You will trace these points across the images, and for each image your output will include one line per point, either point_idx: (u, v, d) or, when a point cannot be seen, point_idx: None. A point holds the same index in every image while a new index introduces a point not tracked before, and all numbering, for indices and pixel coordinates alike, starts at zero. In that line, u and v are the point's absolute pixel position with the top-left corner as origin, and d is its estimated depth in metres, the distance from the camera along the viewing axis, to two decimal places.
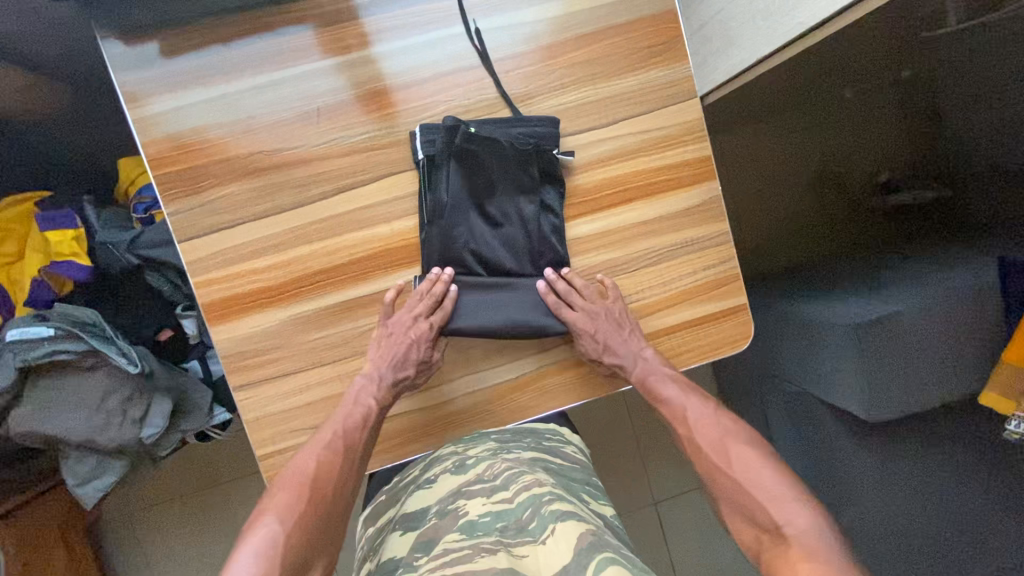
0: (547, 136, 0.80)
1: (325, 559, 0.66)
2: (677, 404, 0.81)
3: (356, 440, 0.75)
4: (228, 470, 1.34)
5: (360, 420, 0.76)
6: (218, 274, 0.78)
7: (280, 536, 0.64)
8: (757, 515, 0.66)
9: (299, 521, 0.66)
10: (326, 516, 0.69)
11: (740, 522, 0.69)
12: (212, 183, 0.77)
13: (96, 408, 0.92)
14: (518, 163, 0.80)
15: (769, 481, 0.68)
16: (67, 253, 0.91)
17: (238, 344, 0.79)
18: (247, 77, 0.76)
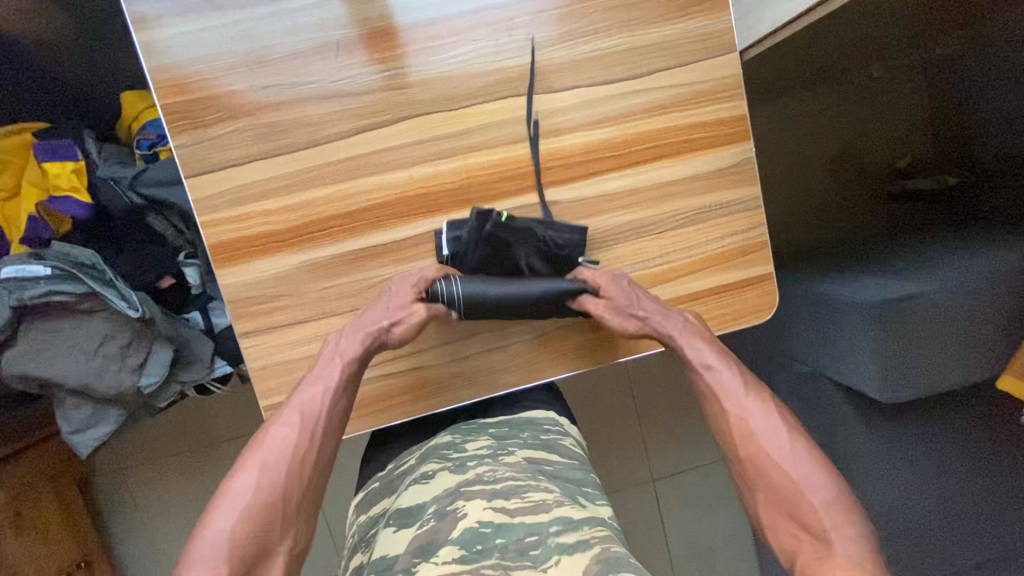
0: (575, 244, 0.79)
1: (286, 546, 0.62)
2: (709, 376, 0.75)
3: (319, 420, 0.69)
4: (223, 430, 1.32)
5: (330, 399, 0.70)
6: (226, 214, 0.74)
7: (226, 537, 0.59)
8: (802, 515, 0.63)
9: (257, 516, 0.61)
10: (282, 506, 0.63)
11: (775, 517, 0.66)
12: (222, 116, 0.72)
13: (93, 353, 0.89)
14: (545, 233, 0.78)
15: (820, 484, 0.64)
16: (65, 188, 0.83)
17: (246, 289, 0.76)
18: (264, 3, 0.71)
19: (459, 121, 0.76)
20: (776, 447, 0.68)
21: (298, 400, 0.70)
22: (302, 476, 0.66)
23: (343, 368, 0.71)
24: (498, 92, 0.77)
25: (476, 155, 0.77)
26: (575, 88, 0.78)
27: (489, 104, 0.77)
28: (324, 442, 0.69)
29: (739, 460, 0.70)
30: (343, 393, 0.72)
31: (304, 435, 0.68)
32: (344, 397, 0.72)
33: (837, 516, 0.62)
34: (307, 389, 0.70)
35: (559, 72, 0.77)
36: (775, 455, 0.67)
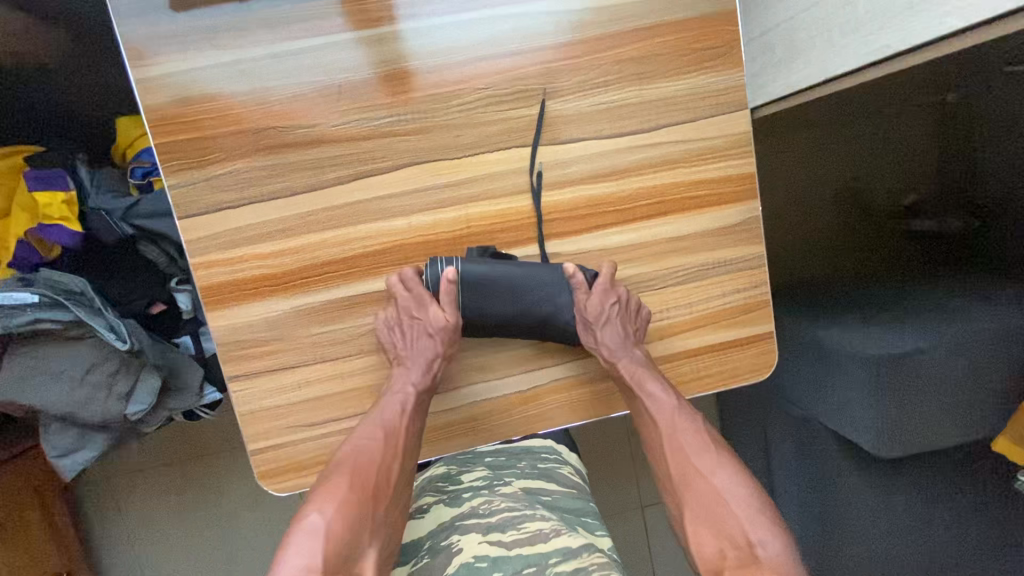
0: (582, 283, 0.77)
1: (374, 548, 0.63)
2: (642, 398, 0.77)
3: (398, 434, 0.71)
4: (211, 445, 1.31)
5: (406, 414, 0.73)
6: (219, 255, 0.72)
7: (324, 531, 0.62)
8: (728, 529, 0.64)
9: (348, 521, 0.63)
10: (371, 510, 0.65)
11: (703, 535, 0.66)
12: (218, 157, 0.70)
13: (79, 381, 0.88)
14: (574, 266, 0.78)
15: (743, 499, 0.66)
16: (55, 217, 0.81)
17: (237, 333, 0.74)
18: (265, 43, 0.69)
19: (462, 169, 0.75)
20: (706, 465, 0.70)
21: (380, 417, 0.72)
22: (383, 485, 0.68)
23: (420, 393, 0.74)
24: (503, 142, 0.75)
25: (478, 204, 0.76)
26: (581, 140, 0.76)
27: (493, 154, 0.75)
28: (404, 454, 0.72)
29: (671, 481, 0.72)
30: (417, 416, 0.73)
31: (387, 446, 0.71)
32: (419, 412, 0.74)
33: (760, 526, 0.64)
34: (384, 405, 0.73)
35: (565, 124, 0.75)
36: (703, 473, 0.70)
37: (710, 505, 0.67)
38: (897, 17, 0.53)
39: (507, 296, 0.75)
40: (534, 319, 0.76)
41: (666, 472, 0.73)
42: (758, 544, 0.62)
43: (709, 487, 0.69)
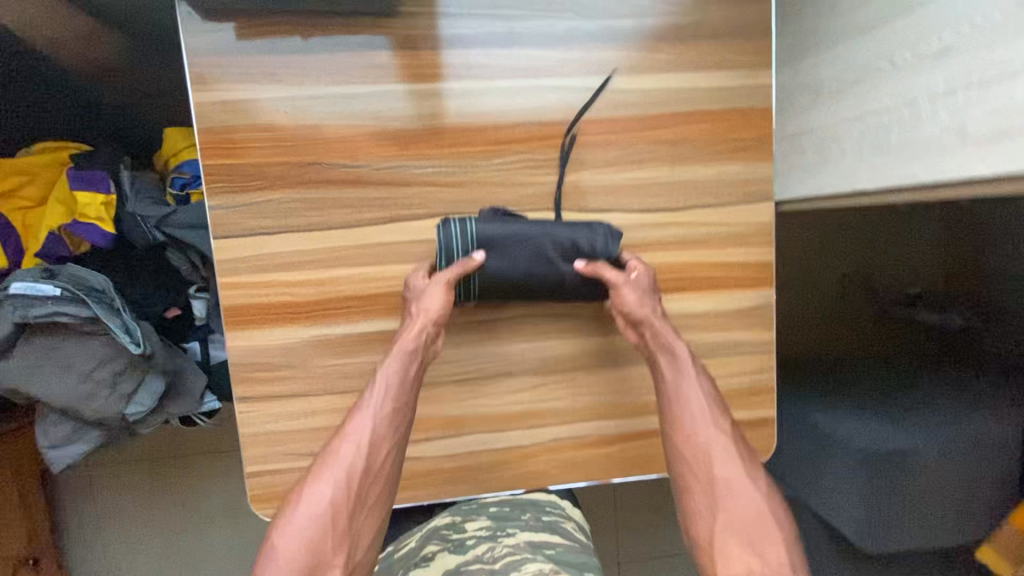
0: (602, 245, 0.75)
1: (342, 559, 0.63)
2: (678, 388, 0.73)
3: (373, 437, 0.68)
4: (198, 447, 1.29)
5: (383, 412, 0.70)
6: (247, 278, 0.74)
7: (302, 536, 0.63)
8: (766, 551, 0.63)
9: (314, 530, 0.63)
10: (343, 515, 0.65)
11: (731, 550, 0.64)
12: (261, 185, 0.73)
13: (85, 376, 0.89)
14: (584, 225, 0.76)
15: (776, 519, 0.66)
16: (91, 216, 0.82)
17: (253, 355, 0.75)
18: (322, 84, 0.72)
19: None
20: (744, 479, 0.68)
21: (353, 421, 0.69)
22: (354, 490, 0.66)
23: (401, 375, 0.71)
24: (535, 203, 0.78)
25: None
26: (611, 210, 0.79)
27: (525, 213, 0.78)
28: (380, 455, 0.69)
29: (707, 482, 0.68)
30: (390, 409, 0.70)
31: (359, 448, 0.68)
32: (401, 410, 0.71)
33: (791, 553, 0.63)
34: (361, 408, 0.70)
35: (598, 193, 0.78)
36: (741, 486, 0.67)
37: (746, 518, 0.65)
38: (923, 150, 0.55)
39: (521, 253, 0.74)
40: (554, 276, 0.75)
41: (697, 472, 0.69)
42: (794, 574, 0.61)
43: (747, 501, 0.67)
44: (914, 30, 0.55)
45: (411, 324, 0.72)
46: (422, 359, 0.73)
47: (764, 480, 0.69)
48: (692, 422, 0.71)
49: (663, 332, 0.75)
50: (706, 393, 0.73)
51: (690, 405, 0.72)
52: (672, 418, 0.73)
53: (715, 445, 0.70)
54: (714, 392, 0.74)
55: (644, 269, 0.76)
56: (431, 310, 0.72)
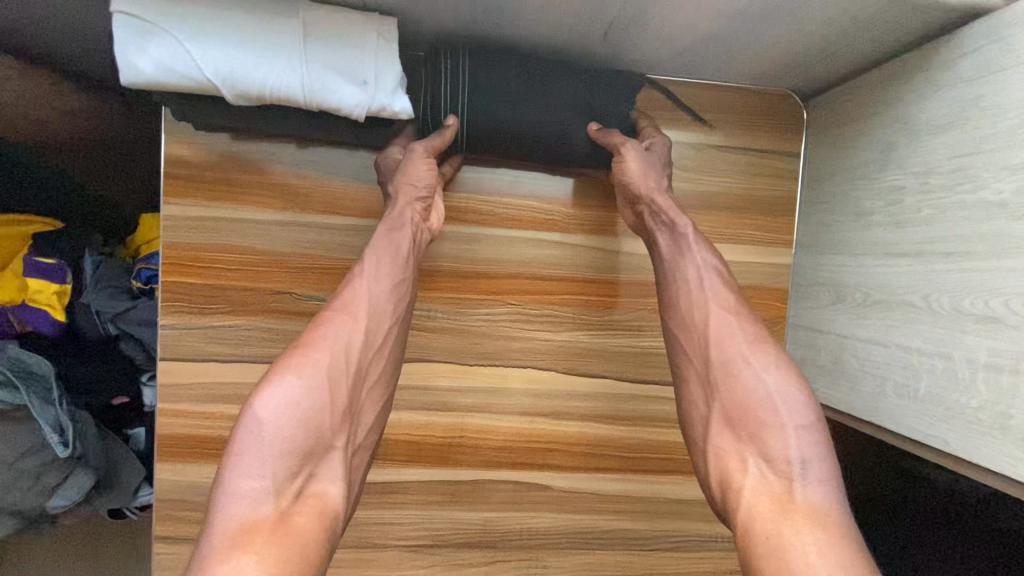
0: (615, 101, 0.66)
1: (343, 446, 0.50)
2: (689, 267, 0.59)
3: (375, 308, 0.55)
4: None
5: (375, 273, 0.56)
6: (191, 406, 0.67)
7: (290, 411, 0.46)
8: (764, 439, 0.49)
9: (309, 410, 0.47)
10: (338, 384, 0.50)
11: (727, 440, 0.51)
12: (225, 307, 0.66)
13: (8, 465, 0.80)
14: (612, 91, 0.65)
15: (796, 406, 0.49)
16: (41, 303, 0.77)
17: (181, 490, 0.67)
18: (308, 209, 0.67)
19: (469, 377, 0.70)
20: (747, 354, 0.53)
21: (348, 291, 0.55)
22: (356, 366, 0.52)
23: (387, 236, 0.58)
24: (521, 359, 0.71)
25: (477, 416, 0.70)
26: (602, 376, 0.72)
27: (506, 368, 0.71)
28: (381, 331, 0.56)
29: (704, 368, 0.55)
30: (393, 280, 0.57)
31: (357, 322, 0.54)
32: (400, 283, 0.58)
33: (801, 442, 0.48)
34: (353, 278, 0.56)
35: (591, 356, 0.72)
36: (743, 371, 0.52)
37: (743, 407, 0.51)
38: (936, 414, 0.50)
39: (522, 97, 0.62)
40: (561, 131, 0.64)
41: (694, 358, 0.56)
42: (801, 475, 0.46)
43: (748, 385, 0.51)
44: (953, 280, 0.49)
45: (401, 195, 0.60)
46: (404, 218, 0.59)
47: (772, 353, 0.52)
48: (701, 305, 0.57)
49: (666, 205, 0.61)
50: (713, 270, 0.58)
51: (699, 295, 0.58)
52: (678, 299, 0.59)
53: (721, 335, 0.55)
54: (722, 266, 0.58)
55: (661, 146, 0.65)
56: (411, 185, 0.60)
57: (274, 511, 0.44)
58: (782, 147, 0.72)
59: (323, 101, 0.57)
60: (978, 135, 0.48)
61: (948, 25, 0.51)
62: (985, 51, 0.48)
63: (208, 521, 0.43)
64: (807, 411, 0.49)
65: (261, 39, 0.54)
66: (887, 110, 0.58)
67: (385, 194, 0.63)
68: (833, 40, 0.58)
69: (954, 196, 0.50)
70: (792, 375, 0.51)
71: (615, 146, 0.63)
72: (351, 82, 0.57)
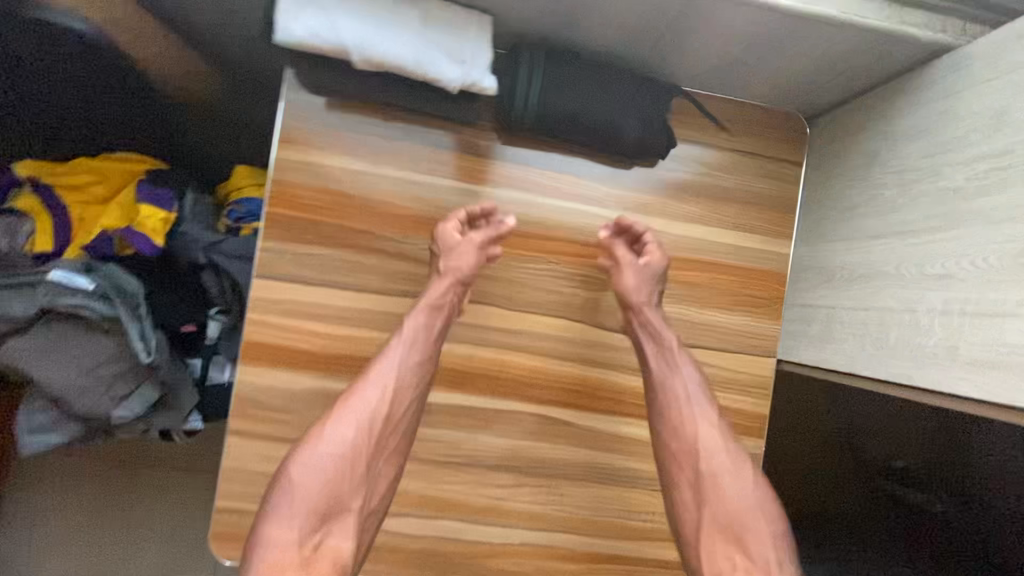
0: (658, 101, 0.79)
1: (359, 502, 0.64)
2: (674, 377, 0.73)
3: (399, 380, 0.69)
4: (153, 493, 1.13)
5: (406, 366, 0.70)
6: (274, 319, 0.78)
7: (325, 465, 0.62)
8: (746, 543, 0.64)
9: (332, 473, 0.62)
10: (363, 456, 0.64)
11: (712, 539, 0.65)
12: (313, 239, 0.78)
13: (86, 371, 0.90)
14: (658, 97, 0.79)
15: (769, 515, 0.65)
16: (146, 228, 0.88)
17: (259, 392, 0.78)
18: (391, 164, 0.80)
19: (511, 320, 0.82)
20: (731, 471, 0.67)
21: (379, 364, 0.69)
22: (375, 434, 0.66)
23: (425, 316, 0.73)
24: (557, 310, 0.83)
25: (515, 355, 0.82)
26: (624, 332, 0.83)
27: (544, 317, 0.82)
28: (405, 401, 0.69)
29: (694, 478, 0.68)
30: (425, 358, 0.71)
31: (384, 389, 0.68)
32: (427, 359, 0.71)
33: (778, 551, 0.63)
34: (387, 350, 0.70)
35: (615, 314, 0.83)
36: (730, 484, 0.67)
37: (731, 517, 0.65)
38: (903, 355, 0.62)
39: (584, 89, 0.76)
40: (612, 120, 0.78)
41: (684, 465, 0.69)
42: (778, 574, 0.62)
43: (733, 495, 0.66)
44: (921, 251, 0.62)
45: (444, 277, 0.75)
46: (446, 310, 0.74)
47: (751, 476, 0.67)
48: (688, 415, 0.71)
49: (660, 325, 0.76)
50: (697, 389, 0.72)
51: (689, 410, 0.71)
52: (666, 402, 0.72)
53: (709, 450, 0.69)
54: (706, 386, 0.73)
55: (654, 248, 0.79)
56: (459, 268, 0.75)
57: (298, 557, 0.59)
58: (789, 155, 0.86)
59: (428, 72, 0.71)
60: (943, 138, 0.62)
61: (925, 58, 0.66)
62: (952, 77, 0.62)
63: (250, 557, 0.59)
64: (778, 523, 0.65)
65: (391, 19, 0.68)
66: (876, 123, 0.73)
67: (433, 262, 0.78)
68: (834, 66, 0.72)
69: (923, 186, 0.64)
70: (764, 491, 0.67)
71: (615, 256, 0.80)
72: (453, 59, 0.71)
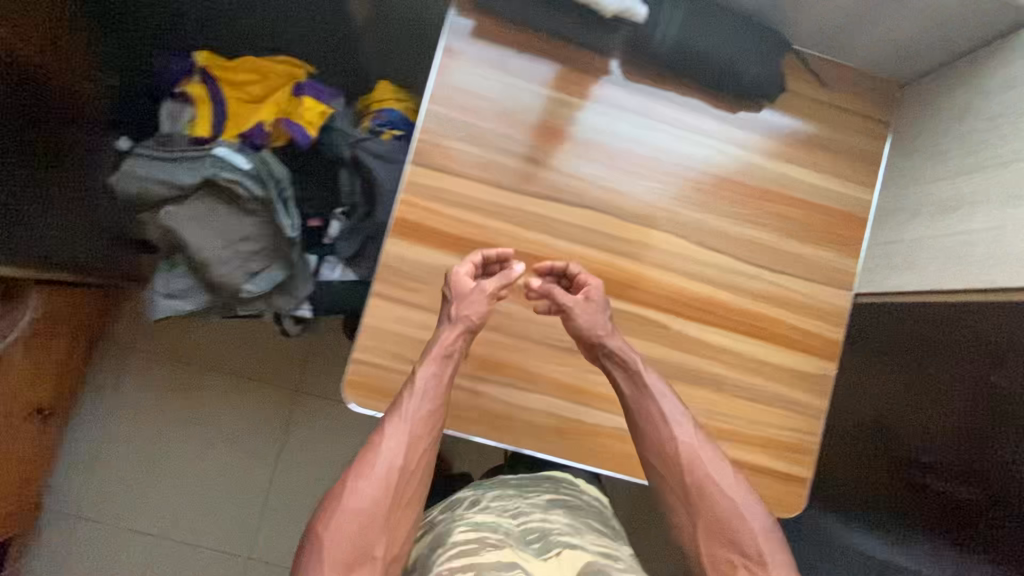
0: (776, 48, 0.91)
1: (385, 541, 0.70)
2: (656, 399, 0.83)
3: (417, 417, 0.77)
4: (293, 361, 1.58)
5: (413, 417, 0.77)
6: (421, 201, 0.89)
7: (354, 522, 0.69)
8: (739, 541, 0.73)
9: (359, 523, 0.69)
10: (385, 498, 0.71)
11: (713, 545, 0.74)
12: (462, 137, 0.90)
13: (229, 243, 1.01)
14: (775, 45, 0.91)
15: (753, 512, 0.75)
16: (304, 119, 1.01)
17: (401, 263, 0.89)
18: (535, 81, 0.92)
19: (624, 229, 0.92)
20: (716, 480, 0.77)
21: (376, 439, 0.75)
22: (394, 478, 0.73)
23: (427, 381, 0.80)
24: (665, 225, 0.93)
25: (624, 260, 0.92)
26: (722, 253, 0.94)
27: (654, 230, 0.93)
28: (420, 440, 0.77)
29: (686, 490, 0.78)
30: (435, 401, 0.79)
31: (401, 435, 0.76)
32: (440, 387, 0.81)
33: (770, 544, 0.73)
34: (392, 413, 0.78)
35: (716, 236, 0.94)
36: (722, 487, 0.77)
37: (721, 522, 0.74)
38: (990, 263, 0.73)
39: (711, 32, 0.89)
40: (735, 60, 0.90)
41: (676, 487, 0.79)
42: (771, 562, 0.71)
43: (722, 502, 0.75)
44: (1008, 176, 0.73)
45: (450, 329, 0.83)
46: (463, 337, 0.83)
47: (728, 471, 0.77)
48: (671, 441, 0.80)
49: (630, 351, 0.86)
50: (669, 397, 0.83)
51: (669, 442, 0.80)
52: (648, 445, 0.82)
53: (691, 452, 0.79)
54: (679, 403, 0.83)
55: (595, 289, 0.87)
56: (469, 314, 0.83)
57: None
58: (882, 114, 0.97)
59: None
60: None
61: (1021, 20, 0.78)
62: None
63: None
64: (761, 518, 0.75)
65: None
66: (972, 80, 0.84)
67: (444, 300, 0.86)
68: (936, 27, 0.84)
69: (1013, 123, 0.75)
70: (749, 493, 0.77)
71: (564, 306, 0.86)
72: None
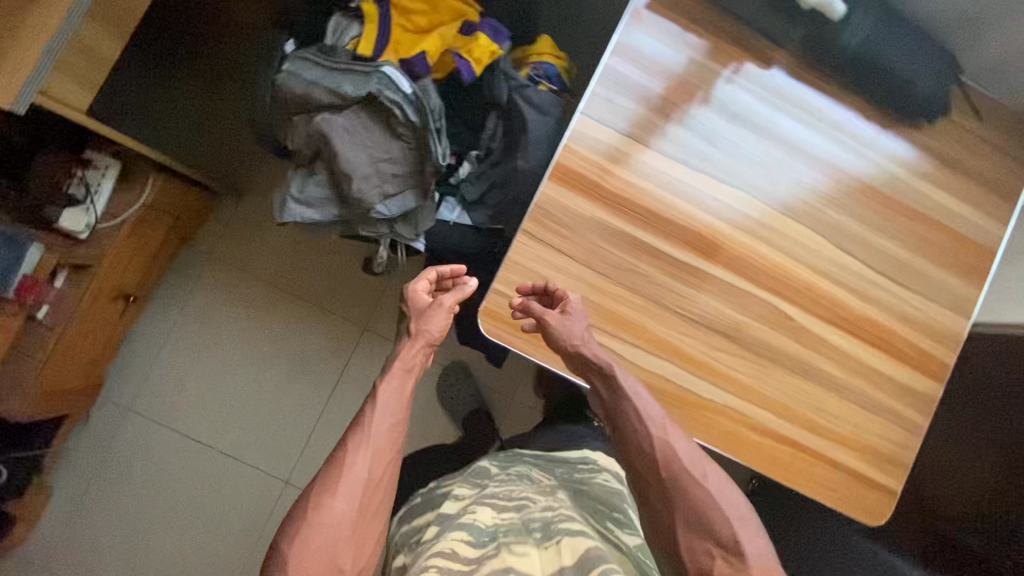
0: (944, 73, 0.97)
1: (354, 552, 0.62)
2: (623, 398, 0.78)
3: (381, 422, 0.70)
4: (370, 298, 1.59)
5: (380, 429, 0.69)
6: (586, 151, 0.91)
7: (321, 533, 0.61)
8: (716, 530, 0.66)
9: (325, 533, 0.61)
10: (353, 499, 0.64)
11: (690, 539, 0.67)
12: (636, 99, 0.93)
13: (373, 161, 1.03)
14: (942, 71, 0.97)
15: (725, 505, 0.68)
16: (472, 56, 1.05)
17: (554, 206, 0.91)
18: (713, 59, 0.95)
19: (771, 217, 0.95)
20: (690, 476, 0.70)
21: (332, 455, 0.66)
22: (363, 484, 0.65)
23: (387, 386, 0.73)
24: (810, 222, 0.95)
25: (765, 246, 0.94)
26: (857, 259, 0.96)
27: (798, 224, 0.95)
28: (386, 430, 0.69)
29: (660, 485, 0.71)
30: (398, 403, 0.72)
31: (365, 434, 0.68)
32: (406, 384, 0.75)
33: (749, 535, 0.66)
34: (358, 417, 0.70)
35: (854, 241, 0.96)
36: (695, 482, 0.69)
37: (699, 519, 0.67)
38: None
39: (892, 46, 0.94)
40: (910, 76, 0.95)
41: (649, 478, 0.72)
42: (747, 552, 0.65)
43: (702, 499, 0.68)
44: None
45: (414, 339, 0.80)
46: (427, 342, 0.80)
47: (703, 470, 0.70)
48: (639, 439, 0.74)
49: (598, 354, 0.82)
50: (639, 390, 0.79)
51: (642, 442, 0.74)
52: (623, 450, 0.76)
53: (666, 456, 0.72)
54: (647, 395, 0.78)
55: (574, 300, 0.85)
56: (429, 330, 0.80)
57: None
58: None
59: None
60: None
61: None
62: None
63: None
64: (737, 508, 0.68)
65: None
66: None
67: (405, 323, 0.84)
68: None
69: None
70: (725, 488, 0.70)
71: (540, 319, 0.83)
72: None
